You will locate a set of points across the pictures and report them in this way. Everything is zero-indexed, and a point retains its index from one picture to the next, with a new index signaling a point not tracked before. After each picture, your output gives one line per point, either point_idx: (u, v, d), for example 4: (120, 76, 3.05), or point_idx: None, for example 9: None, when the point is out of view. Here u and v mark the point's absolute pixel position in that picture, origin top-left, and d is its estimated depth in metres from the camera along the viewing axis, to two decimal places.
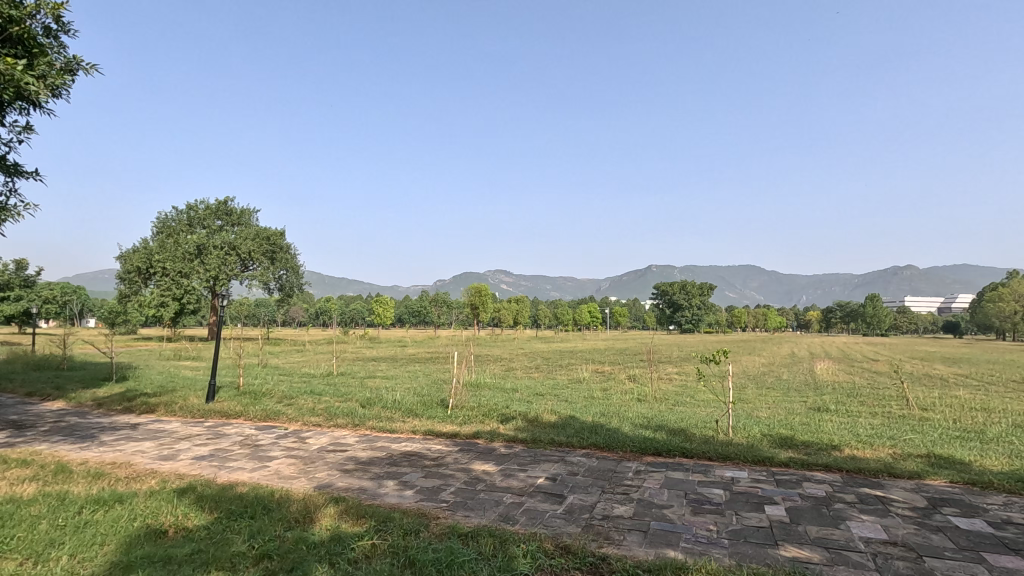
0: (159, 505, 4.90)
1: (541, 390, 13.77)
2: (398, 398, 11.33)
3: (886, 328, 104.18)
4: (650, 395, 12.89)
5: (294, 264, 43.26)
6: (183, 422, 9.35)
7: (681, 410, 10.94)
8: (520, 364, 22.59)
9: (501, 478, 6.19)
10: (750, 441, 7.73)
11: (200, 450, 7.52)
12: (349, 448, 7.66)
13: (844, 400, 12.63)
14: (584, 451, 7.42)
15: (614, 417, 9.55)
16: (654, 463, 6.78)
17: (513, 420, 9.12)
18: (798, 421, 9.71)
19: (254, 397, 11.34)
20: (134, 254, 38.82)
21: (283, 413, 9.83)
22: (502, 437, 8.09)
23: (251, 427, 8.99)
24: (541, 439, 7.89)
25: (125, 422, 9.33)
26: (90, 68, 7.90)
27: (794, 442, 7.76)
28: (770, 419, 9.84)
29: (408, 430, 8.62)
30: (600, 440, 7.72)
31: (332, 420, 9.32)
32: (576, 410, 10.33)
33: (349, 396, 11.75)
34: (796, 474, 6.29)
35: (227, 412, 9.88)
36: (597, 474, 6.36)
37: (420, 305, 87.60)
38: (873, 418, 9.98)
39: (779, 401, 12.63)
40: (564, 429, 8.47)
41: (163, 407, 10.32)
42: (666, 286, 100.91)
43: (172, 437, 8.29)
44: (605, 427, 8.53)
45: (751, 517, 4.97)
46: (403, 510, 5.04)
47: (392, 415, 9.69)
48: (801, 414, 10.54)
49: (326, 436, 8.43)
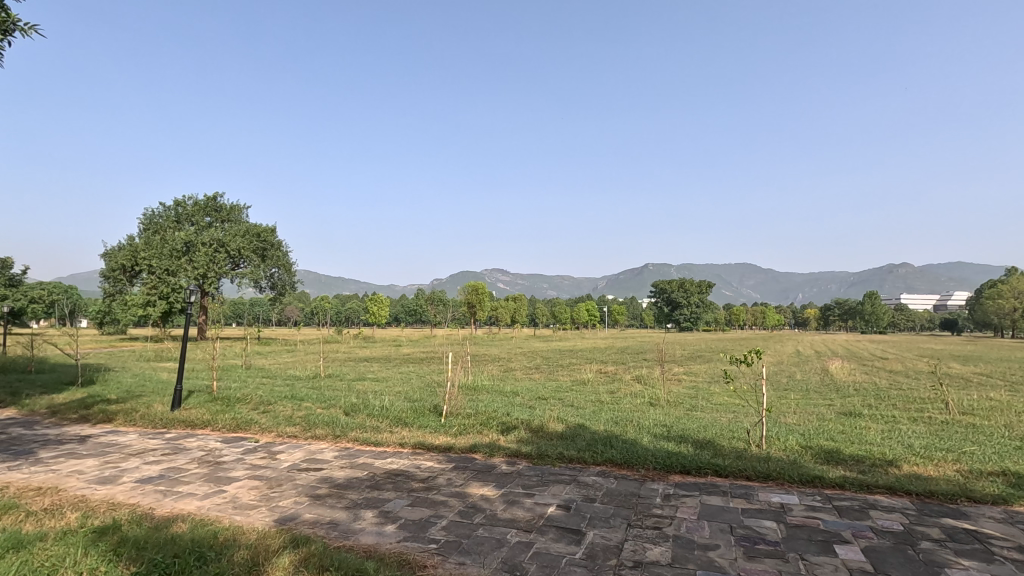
0: (65, 554, 3.80)
1: (544, 393, 12.66)
2: (387, 404, 10.24)
3: (885, 325, 103.57)
4: (664, 399, 11.80)
5: (287, 262, 41.99)
6: (141, 434, 8.23)
7: (701, 416, 9.85)
8: (519, 365, 21.48)
9: (504, 507, 5.11)
10: (791, 456, 6.64)
11: (149, 469, 6.41)
12: (325, 466, 6.56)
13: (876, 403, 11.57)
14: (599, 470, 6.35)
15: (630, 426, 8.47)
16: (685, 485, 5.70)
17: (516, 430, 8.03)
18: (835, 429, 8.62)
19: (229, 403, 10.25)
20: (120, 252, 37.62)
21: (255, 423, 8.71)
22: (503, 452, 7.00)
23: (217, 440, 7.88)
24: (548, 455, 6.81)
25: (75, 435, 8.20)
26: (25, 27, 6.81)
27: (842, 456, 6.67)
28: (804, 427, 8.76)
29: (396, 443, 7.54)
30: (618, 455, 6.65)
31: (311, 431, 8.22)
32: (585, 417, 9.25)
33: (333, 401, 10.66)
34: (857, 500, 5.23)
35: (193, 422, 8.77)
36: (618, 501, 5.29)
37: (417, 304, 86.46)
38: (917, 425, 8.91)
39: (804, 404, 11.55)
40: (574, 441, 7.40)
41: (122, 416, 9.18)
42: (665, 283, 100.03)
43: (124, 452, 7.18)
44: (621, 439, 7.43)
45: (823, 564, 3.90)
46: (380, 556, 3.96)
47: (378, 424, 8.59)
48: (835, 421, 9.46)
49: (301, 450, 7.34)
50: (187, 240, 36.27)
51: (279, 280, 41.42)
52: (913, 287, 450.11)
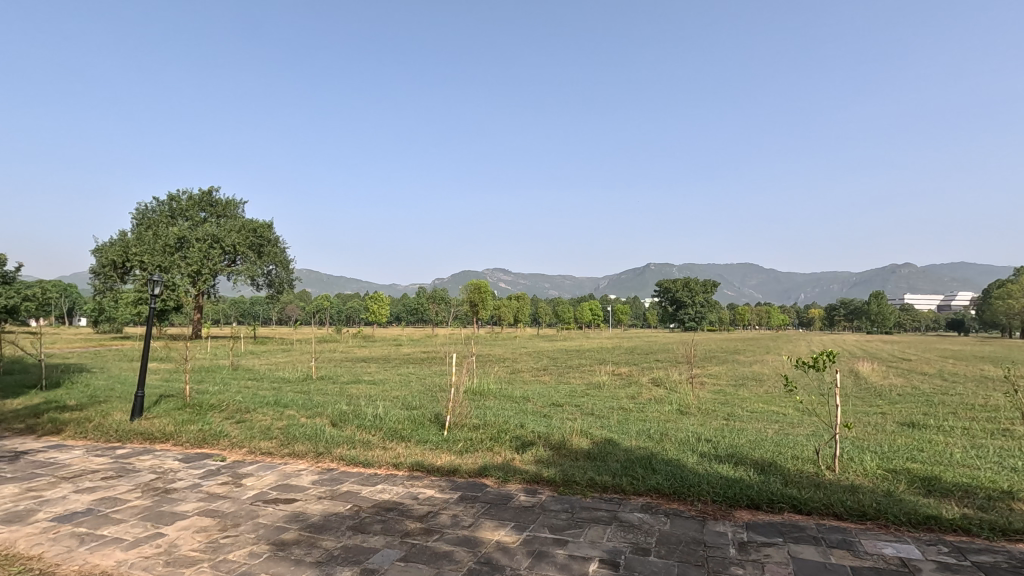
0: None
1: (558, 399, 11.34)
2: (383, 412, 8.94)
3: (891, 325, 102.11)
4: (694, 406, 10.47)
5: (285, 259, 40.70)
6: (86, 451, 6.91)
7: (743, 428, 8.56)
8: (525, 367, 20.14)
9: (529, 563, 3.79)
10: (883, 485, 5.29)
11: (77, 501, 5.08)
12: (300, 497, 5.24)
13: (934, 413, 10.26)
14: (644, 503, 5.04)
15: (667, 441, 7.15)
16: (761, 529, 4.41)
17: (534, 447, 6.71)
18: (911, 445, 7.29)
19: (200, 410, 8.93)
20: (111, 247, 36.21)
21: (224, 437, 7.39)
22: (520, 477, 5.69)
23: (174, 459, 6.56)
24: (576, 481, 5.50)
25: (8, 451, 6.88)
26: None
27: (945, 485, 5.33)
28: (873, 443, 7.39)
29: (389, 463, 6.24)
30: (664, 483, 5.34)
31: (289, 447, 6.92)
32: (611, 429, 7.96)
33: (321, 409, 9.37)
34: (1001, 555, 3.93)
35: (153, 435, 7.47)
36: (682, 553, 3.97)
37: (418, 302, 85.05)
38: (1006, 442, 7.53)
39: (856, 412, 10.20)
40: (604, 463, 6.08)
41: (73, 427, 7.88)
42: (669, 282, 98.31)
43: (55, 476, 5.86)
44: (662, 460, 6.10)
45: None
46: None
47: (370, 438, 7.29)
48: (902, 434, 8.11)
49: (274, 473, 6.03)
50: (180, 235, 34.93)
51: (276, 277, 40.26)
52: (916, 287, 447.70)
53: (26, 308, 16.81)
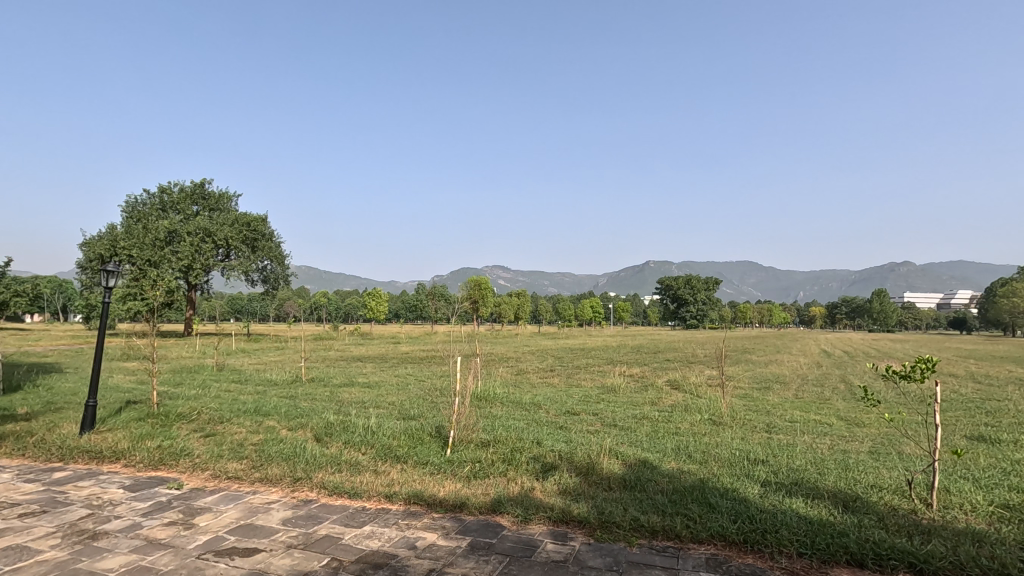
0: None
1: (573, 406, 10.16)
2: (376, 424, 7.74)
3: (894, 324, 100.53)
4: (727, 415, 9.30)
5: (280, 254, 39.23)
6: (15, 475, 5.71)
7: (792, 444, 7.39)
8: (531, 368, 18.86)
9: None
10: (1015, 533, 4.11)
11: None
12: (264, 546, 4.05)
13: (1000, 423, 9.07)
14: (710, 557, 3.87)
15: (713, 463, 5.97)
16: None
17: (557, 473, 5.53)
18: (1005, 469, 6.10)
19: (164, 422, 7.73)
20: (98, 240, 34.81)
21: (185, 456, 6.19)
22: (545, 515, 4.53)
23: (119, 487, 5.37)
24: (618, 523, 4.32)
25: None
26: None
27: None
28: (958, 467, 6.19)
29: (380, 494, 5.06)
30: (731, 527, 4.18)
31: (261, 471, 5.73)
32: (642, 446, 6.78)
33: (304, 420, 8.15)
34: None
35: (102, 454, 6.28)
36: None
37: (417, 299, 83.67)
38: None
39: (913, 424, 9.00)
40: (646, 496, 4.88)
41: (10, 443, 6.70)
42: (671, 279, 96.83)
43: None
44: (718, 493, 4.90)
45: None
46: None
47: (359, 459, 6.09)
48: (983, 453, 6.90)
49: (237, 508, 4.84)
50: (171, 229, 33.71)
51: (271, 272, 38.94)
52: (915, 286, 446.50)
53: (16, 303, 15.51)
